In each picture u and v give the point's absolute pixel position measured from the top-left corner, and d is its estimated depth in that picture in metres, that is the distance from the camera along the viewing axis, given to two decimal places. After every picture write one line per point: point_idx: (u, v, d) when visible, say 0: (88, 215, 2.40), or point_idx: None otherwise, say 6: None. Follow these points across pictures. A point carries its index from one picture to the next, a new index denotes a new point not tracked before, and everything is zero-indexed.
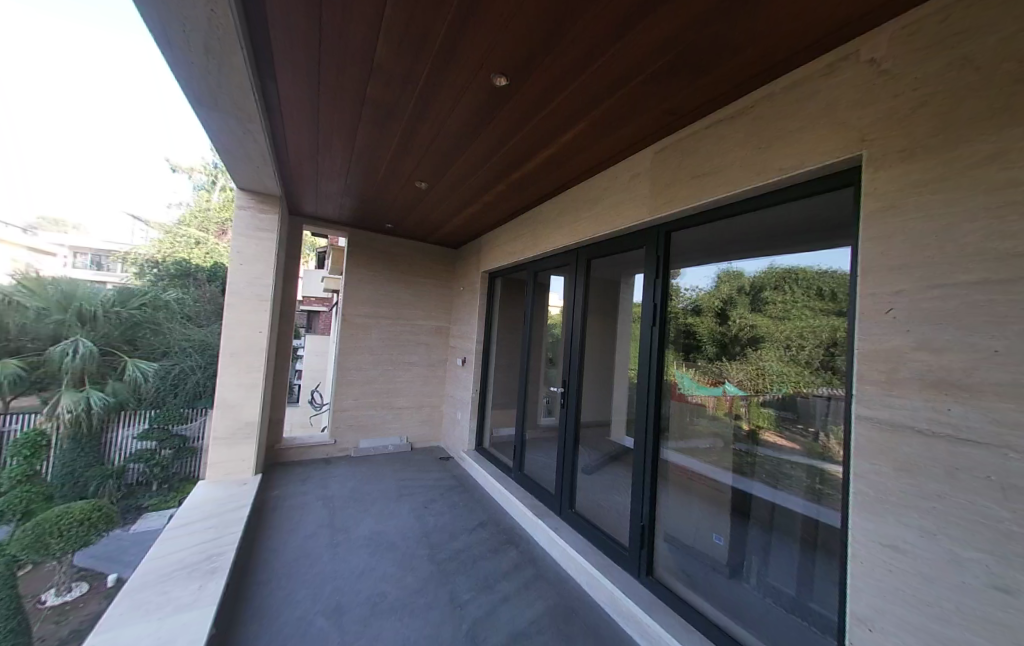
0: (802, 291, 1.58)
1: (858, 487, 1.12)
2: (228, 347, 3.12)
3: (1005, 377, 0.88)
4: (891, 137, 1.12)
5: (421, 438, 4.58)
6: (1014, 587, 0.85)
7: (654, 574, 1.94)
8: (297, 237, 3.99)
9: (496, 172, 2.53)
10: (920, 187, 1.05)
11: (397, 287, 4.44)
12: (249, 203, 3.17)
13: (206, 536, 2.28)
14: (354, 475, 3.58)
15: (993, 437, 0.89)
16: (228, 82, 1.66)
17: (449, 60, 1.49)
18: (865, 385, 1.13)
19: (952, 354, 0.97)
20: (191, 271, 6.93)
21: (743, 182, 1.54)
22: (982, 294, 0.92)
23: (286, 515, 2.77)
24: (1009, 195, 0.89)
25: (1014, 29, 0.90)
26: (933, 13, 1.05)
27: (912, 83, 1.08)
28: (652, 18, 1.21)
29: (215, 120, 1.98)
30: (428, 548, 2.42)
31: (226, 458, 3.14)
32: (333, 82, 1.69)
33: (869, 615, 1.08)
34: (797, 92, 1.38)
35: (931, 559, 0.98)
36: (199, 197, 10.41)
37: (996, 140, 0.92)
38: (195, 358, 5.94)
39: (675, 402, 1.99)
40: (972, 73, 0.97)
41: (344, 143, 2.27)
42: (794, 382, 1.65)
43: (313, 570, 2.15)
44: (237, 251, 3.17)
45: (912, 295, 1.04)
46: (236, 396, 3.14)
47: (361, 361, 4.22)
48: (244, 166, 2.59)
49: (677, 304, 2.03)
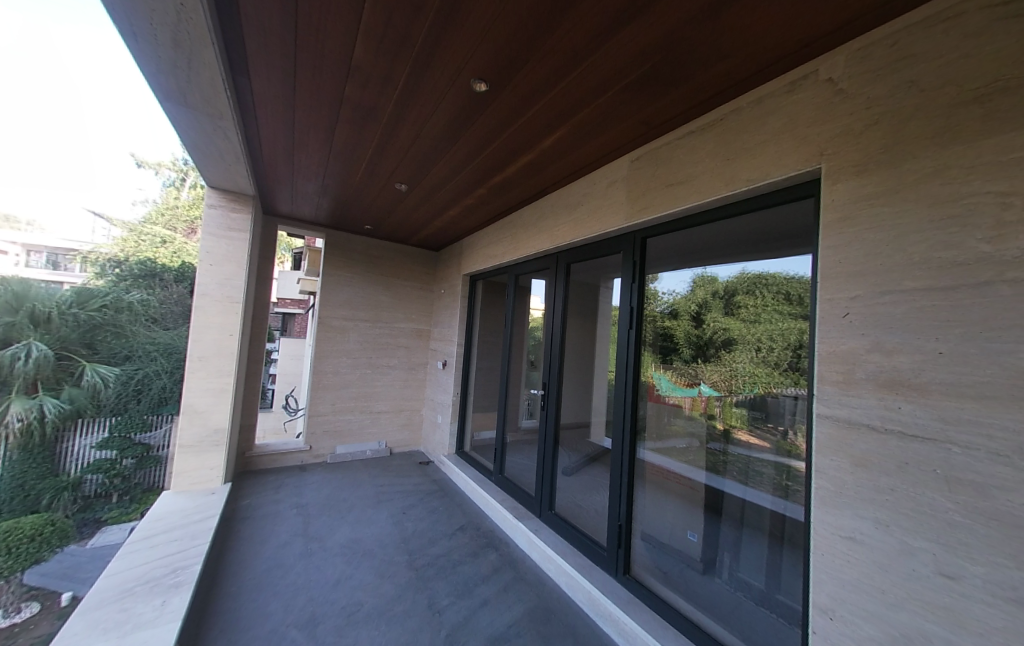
0: (772, 295, 1.62)
1: (820, 482, 1.18)
2: (196, 350, 3.00)
3: (950, 377, 0.95)
4: (845, 153, 1.19)
5: (401, 443, 4.51)
6: (958, 573, 0.91)
7: (630, 572, 1.99)
8: (272, 238, 3.88)
9: (476, 176, 2.53)
10: (872, 200, 1.12)
11: (377, 290, 4.37)
12: (219, 202, 3.06)
13: (168, 549, 2.16)
14: (330, 482, 3.48)
15: (939, 432, 0.96)
16: (199, 78, 1.61)
17: (428, 64, 1.49)
18: (824, 385, 1.19)
19: (902, 355, 1.03)
20: (157, 270, 6.76)
21: (712, 191, 1.60)
22: (926, 300, 1.00)
23: (257, 524, 2.66)
24: (950, 210, 0.97)
25: (954, 56, 0.99)
26: (883, 38, 1.13)
27: (866, 102, 1.16)
28: (625, 32, 1.26)
29: (183, 115, 1.91)
30: (406, 555, 2.38)
31: (193, 466, 3.00)
32: (310, 81, 1.66)
33: (830, 604, 1.13)
34: (762, 107, 1.45)
35: (885, 548, 1.04)
36: (168, 194, 10.33)
37: (938, 157, 1.00)
38: (160, 363, 5.81)
39: (652, 402, 2.05)
40: (918, 95, 1.05)
41: (321, 143, 2.22)
42: (765, 384, 1.68)
43: (285, 581, 2.08)
44: (207, 251, 3.05)
45: (866, 300, 1.11)
46: (205, 402, 3.01)
47: (338, 365, 4.12)
48: (214, 163, 2.50)
49: (654, 308, 2.08)
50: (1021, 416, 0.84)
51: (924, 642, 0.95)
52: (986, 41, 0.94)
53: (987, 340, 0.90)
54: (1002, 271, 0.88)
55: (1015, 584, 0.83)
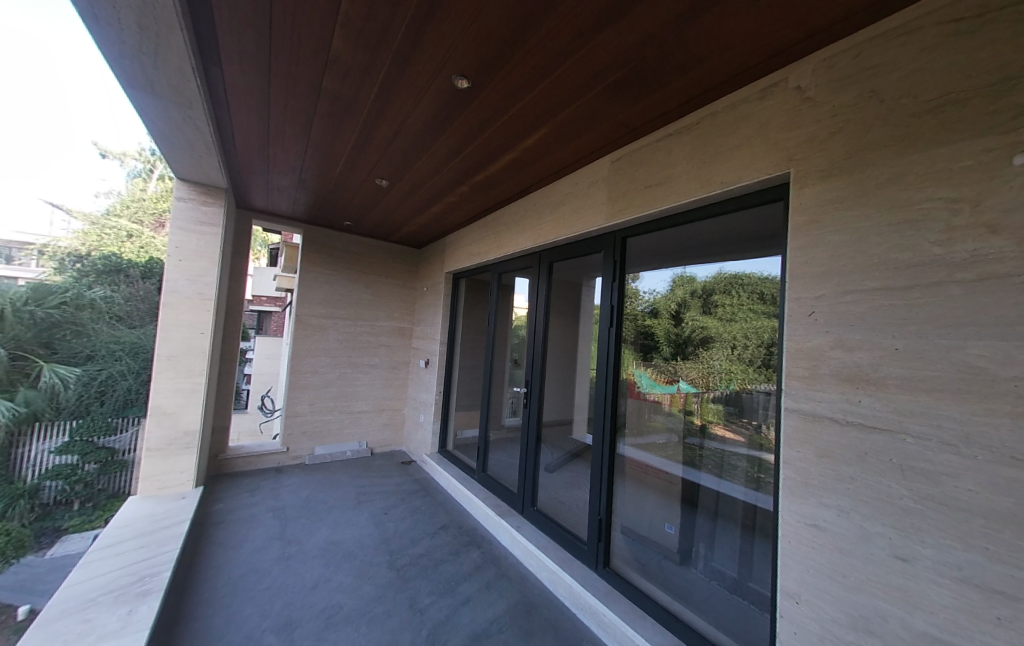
0: (748, 295, 1.67)
1: (788, 473, 1.23)
2: (164, 349, 2.87)
3: (905, 372, 1.01)
4: (812, 158, 1.25)
5: (382, 443, 4.45)
6: (910, 556, 0.97)
7: (610, 565, 2.02)
8: (246, 233, 3.75)
9: (459, 174, 2.52)
10: (835, 203, 1.18)
11: (357, 287, 4.30)
12: (189, 194, 2.94)
13: (136, 556, 2.07)
14: (308, 484, 3.40)
15: (894, 423, 1.02)
16: (167, 65, 1.54)
17: (408, 59, 1.48)
18: (791, 380, 1.25)
19: (863, 351, 1.09)
20: (123, 266, 6.39)
21: (689, 193, 1.64)
22: (883, 299, 1.06)
23: (230, 529, 2.58)
24: (905, 215, 1.03)
25: (908, 70, 1.06)
26: (845, 50, 1.20)
27: (832, 110, 1.21)
28: (605, 34, 1.28)
29: (149, 104, 1.82)
30: (387, 555, 2.36)
31: (161, 470, 2.87)
32: (286, 72, 1.61)
33: (796, 589, 1.19)
34: (735, 113, 1.50)
35: (846, 534, 1.09)
36: (134, 186, 9.85)
37: (894, 165, 1.06)
38: (127, 363, 5.55)
39: (632, 399, 2.09)
40: (877, 105, 1.11)
41: (298, 136, 2.16)
42: (740, 380, 1.73)
43: (260, 586, 2.02)
44: (176, 246, 2.92)
45: (831, 300, 1.16)
46: (174, 403, 2.89)
47: (317, 364, 4.03)
48: (184, 154, 2.40)
49: (635, 306, 2.12)
50: (968, 407, 0.91)
51: (880, 621, 1.01)
52: (941, 56, 1.00)
53: (938, 337, 0.96)
54: (952, 272, 0.95)
55: (961, 564, 0.90)
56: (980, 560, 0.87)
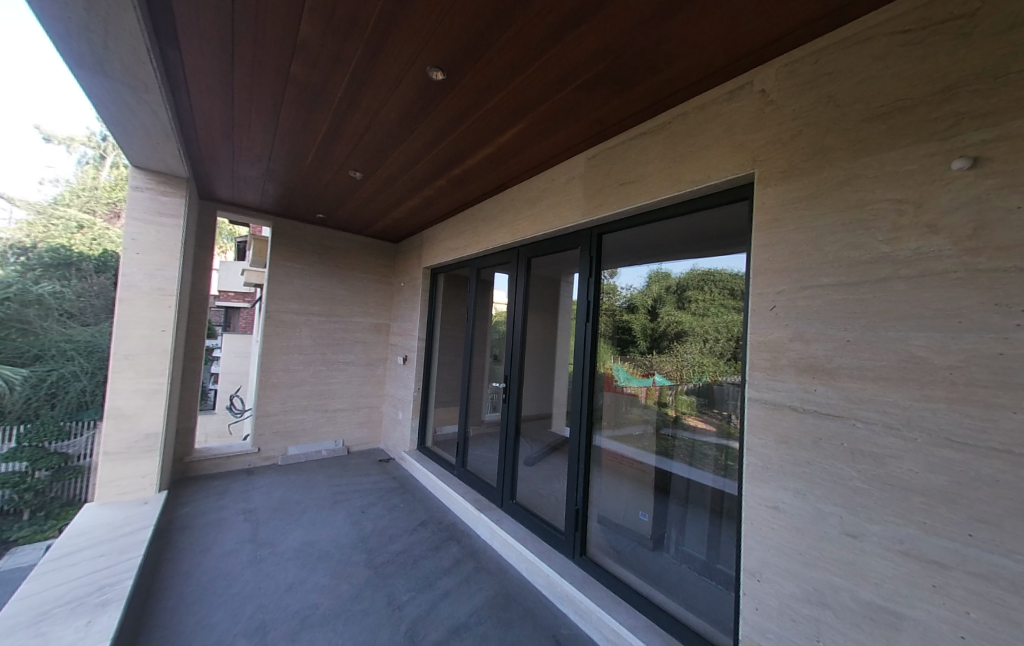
0: (720, 291, 1.69)
1: (750, 459, 1.29)
2: (121, 348, 2.71)
3: (856, 362, 1.08)
4: (775, 159, 1.30)
5: (359, 442, 4.37)
6: (859, 532, 1.05)
7: (587, 553, 2.09)
8: (210, 224, 3.57)
9: (435, 167, 2.48)
10: (795, 203, 1.24)
11: (331, 283, 4.18)
12: (146, 183, 2.76)
13: (94, 566, 1.96)
14: (281, 485, 3.30)
15: (847, 409, 1.09)
16: (118, 45, 1.45)
17: (381, 47, 1.43)
18: (754, 372, 1.31)
19: (819, 343, 1.15)
20: (73, 259, 5.71)
21: (661, 191, 1.68)
22: (837, 294, 1.12)
23: (198, 533, 2.48)
24: (855, 215, 1.10)
25: (862, 77, 1.12)
26: (807, 55, 1.25)
27: (793, 113, 1.27)
28: (578, 32, 1.29)
29: (97, 85, 1.70)
30: (365, 553, 2.33)
31: (120, 476, 2.72)
32: (250, 56, 1.54)
33: (758, 568, 1.25)
34: (705, 113, 1.54)
35: (802, 514, 1.17)
36: (84, 173, 9.13)
37: (850, 166, 1.12)
38: (78, 364, 5.22)
39: (609, 393, 2.14)
40: (834, 110, 1.17)
41: (264, 124, 2.07)
42: (711, 372, 1.74)
43: (231, 590, 1.96)
44: (132, 238, 2.75)
45: (790, 295, 1.22)
46: (134, 405, 2.74)
47: (289, 362, 3.90)
48: (139, 140, 2.25)
49: (613, 302, 2.16)
50: (910, 394, 0.98)
51: (832, 594, 1.09)
52: (890, 65, 1.07)
53: (885, 329, 1.03)
54: (897, 269, 1.02)
55: (903, 538, 0.98)
56: (917, 533, 0.95)
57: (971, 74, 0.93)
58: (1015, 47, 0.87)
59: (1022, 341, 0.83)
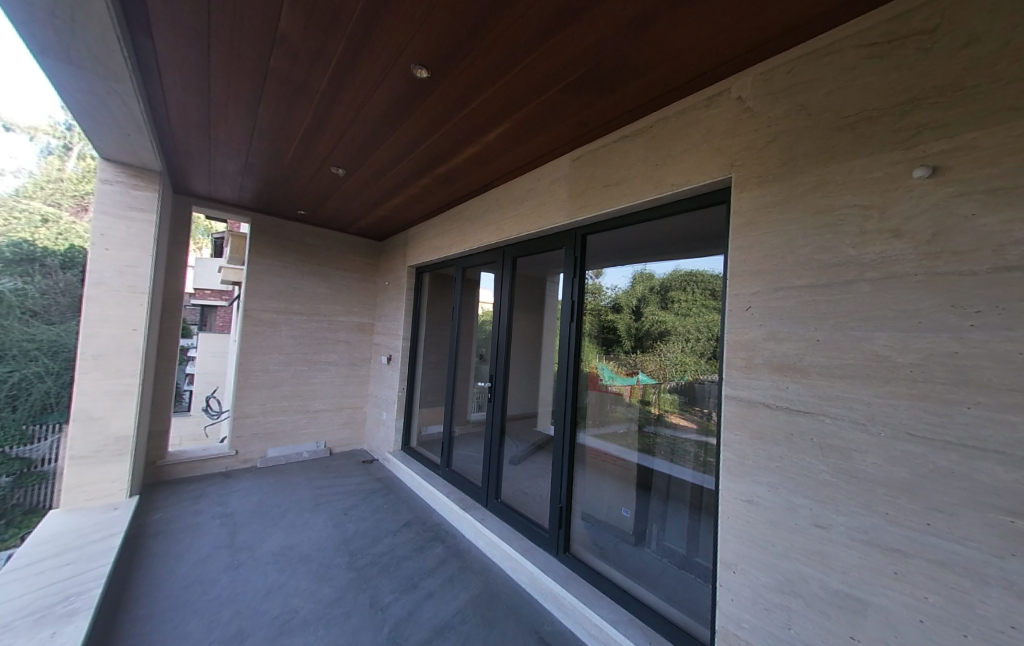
0: (701, 291, 1.72)
1: (727, 454, 1.33)
2: (89, 348, 2.59)
3: (825, 361, 1.13)
4: (751, 165, 1.34)
5: (342, 442, 4.31)
6: (827, 523, 1.10)
7: (570, 550, 2.12)
8: (185, 220, 3.45)
9: (420, 165, 2.45)
10: (769, 208, 1.28)
11: (313, 280, 4.09)
12: (116, 176, 2.65)
13: (59, 575, 1.88)
14: (260, 488, 3.23)
15: (816, 406, 1.14)
16: (86, 32, 1.39)
17: (363, 43, 1.42)
18: (730, 370, 1.35)
19: (791, 342, 1.20)
20: (36, 254, 5.16)
21: (643, 193, 1.72)
22: (807, 296, 1.17)
23: (172, 539, 2.40)
24: (825, 220, 1.15)
25: (833, 87, 1.16)
26: (781, 64, 1.29)
27: (768, 121, 1.31)
28: (562, 35, 1.30)
29: (64, 73, 1.63)
30: (347, 556, 2.30)
31: (88, 481, 2.60)
32: (227, 48, 1.50)
33: (733, 560, 1.29)
34: (685, 118, 1.57)
35: (775, 507, 1.21)
36: (48, 164, 8.69)
37: (820, 173, 1.17)
38: (42, 364, 4.92)
39: (594, 392, 2.17)
40: (806, 118, 1.22)
41: (243, 118, 2.02)
42: (692, 371, 1.77)
43: (207, 597, 1.91)
44: (101, 233, 2.63)
45: (764, 296, 1.27)
46: (102, 406, 2.63)
47: (269, 362, 3.81)
48: (109, 132, 2.16)
49: (598, 302, 2.19)
50: (874, 390, 1.03)
51: (802, 583, 1.14)
52: (857, 77, 1.12)
53: (851, 329, 1.08)
54: (863, 272, 1.07)
55: (868, 527, 1.03)
56: (881, 523, 1.00)
57: (930, 88, 0.98)
58: (971, 63, 0.93)
59: (974, 341, 0.89)
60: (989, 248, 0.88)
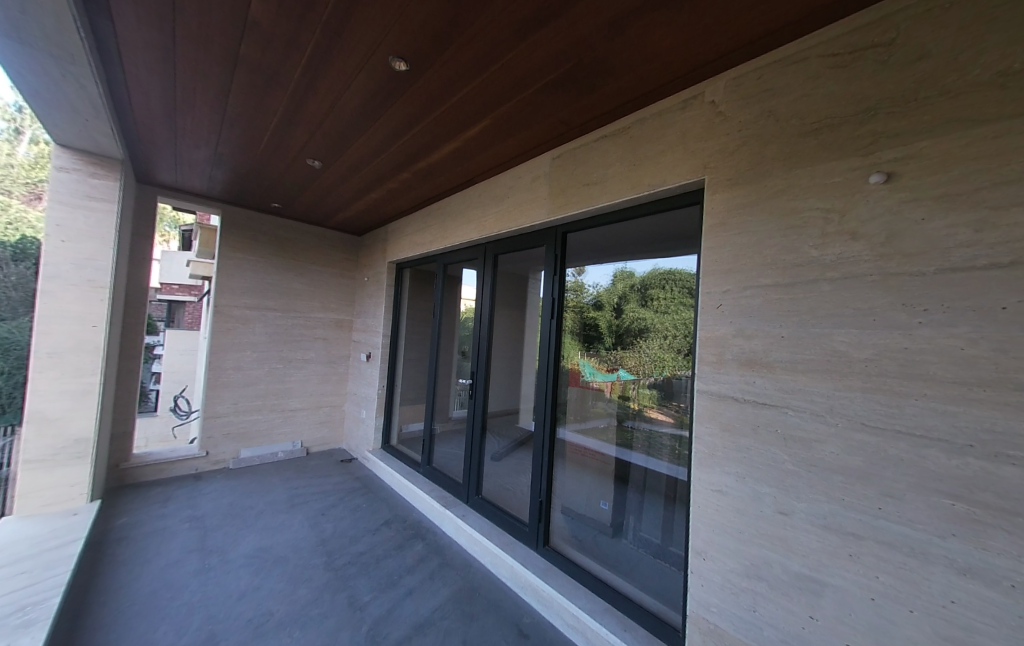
0: (679, 290, 1.75)
1: (699, 447, 1.38)
2: (44, 345, 2.44)
3: (788, 356, 1.19)
4: (722, 168, 1.39)
5: (319, 441, 4.21)
6: (790, 510, 1.16)
7: (550, 543, 2.17)
8: (149, 211, 3.29)
9: (399, 159, 2.41)
10: (738, 210, 1.33)
11: (289, 276, 3.98)
12: (72, 164, 2.49)
13: (13, 584, 1.78)
14: (233, 489, 3.13)
15: (779, 398, 1.20)
16: (36, 8, 1.30)
17: (339, 32, 1.38)
18: (702, 366, 1.39)
19: (758, 338, 1.25)
20: None
21: (621, 193, 1.75)
22: (773, 294, 1.23)
23: (138, 544, 2.31)
24: (791, 222, 1.20)
25: (798, 94, 1.22)
26: (752, 70, 1.34)
27: (739, 125, 1.36)
28: (542, 34, 1.31)
29: (11, 52, 1.52)
30: (325, 556, 2.26)
31: (43, 486, 2.46)
32: (194, 32, 1.43)
33: (704, 547, 1.35)
34: (662, 120, 1.61)
35: (742, 495, 1.27)
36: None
37: (785, 176, 1.23)
38: None
39: (575, 388, 2.22)
40: (774, 123, 1.27)
41: (212, 105, 1.94)
42: (669, 367, 1.79)
43: (177, 602, 1.85)
44: (56, 224, 2.48)
45: (734, 294, 1.32)
46: (60, 408, 2.49)
47: (242, 360, 3.69)
48: (64, 116, 2.04)
49: (579, 299, 2.22)
50: (832, 384, 1.10)
51: (766, 567, 1.20)
52: (821, 85, 1.17)
53: (813, 326, 1.14)
54: (824, 271, 1.13)
55: (827, 513, 1.09)
56: (839, 508, 1.07)
57: (885, 99, 1.04)
58: (922, 77, 0.99)
59: (923, 337, 0.95)
60: (936, 251, 0.94)
